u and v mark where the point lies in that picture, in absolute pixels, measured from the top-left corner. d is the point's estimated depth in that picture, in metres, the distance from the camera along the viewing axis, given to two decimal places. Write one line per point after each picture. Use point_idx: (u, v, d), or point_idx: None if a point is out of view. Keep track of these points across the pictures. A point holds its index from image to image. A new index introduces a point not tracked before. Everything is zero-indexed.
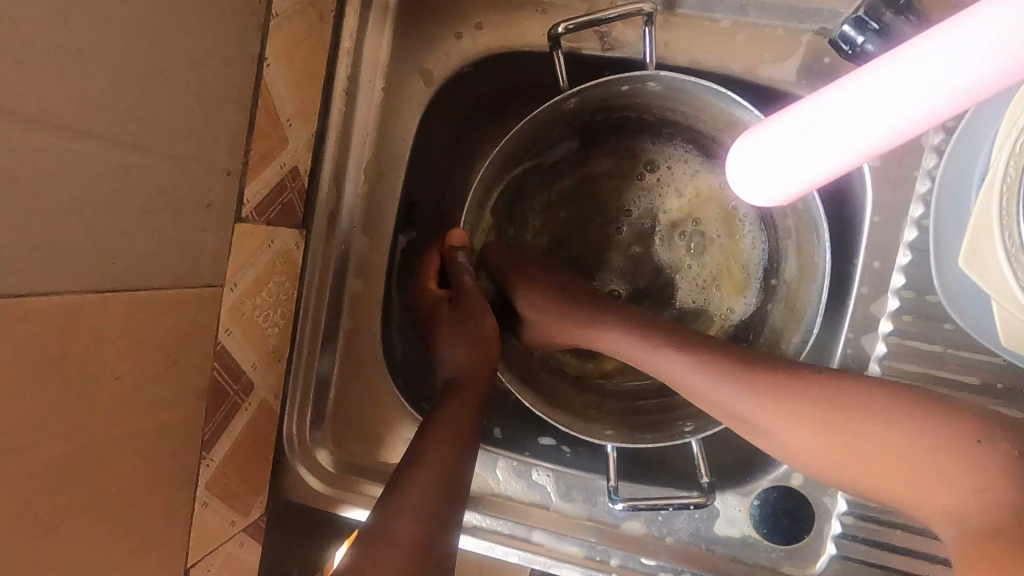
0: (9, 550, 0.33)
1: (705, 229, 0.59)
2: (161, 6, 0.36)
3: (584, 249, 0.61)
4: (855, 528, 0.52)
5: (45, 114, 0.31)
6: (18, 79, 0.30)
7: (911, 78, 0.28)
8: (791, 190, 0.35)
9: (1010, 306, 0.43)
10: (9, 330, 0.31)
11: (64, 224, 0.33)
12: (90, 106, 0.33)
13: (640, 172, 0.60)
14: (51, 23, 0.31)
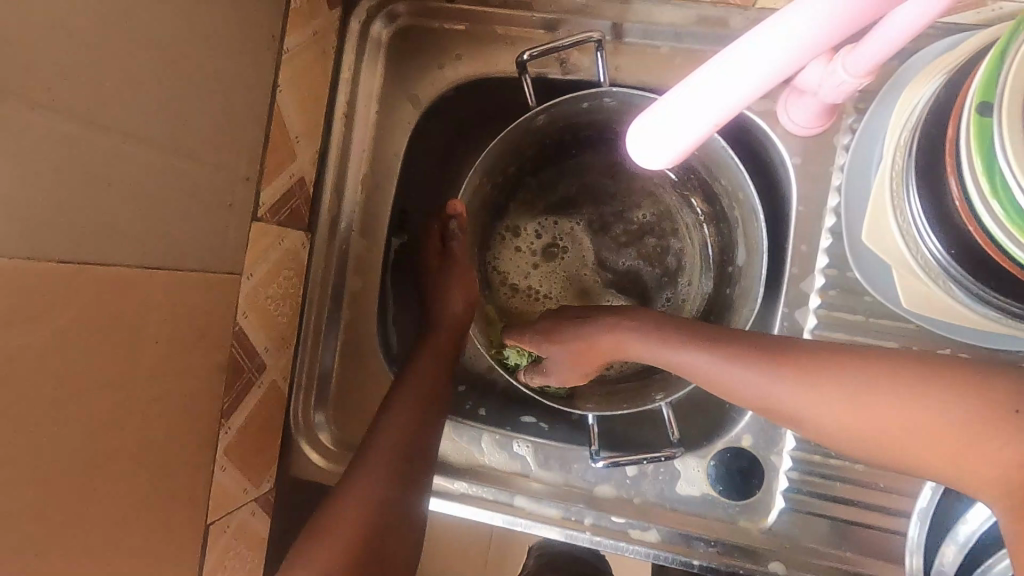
0: (70, 481, 0.40)
1: (666, 226, 0.68)
2: (201, 42, 0.45)
3: (559, 253, 0.70)
4: (800, 482, 0.58)
5: (112, 124, 0.40)
6: (95, 97, 0.38)
7: (770, 43, 0.29)
8: (683, 146, 0.35)
9: (909, 276, 0.51)
10: (80, 294, 0.38)
11: (123, 212, 0.41)
12: (145, 120, 0.42)
13: (608, 182, 0.69)
14: (119, 54, 0.40)
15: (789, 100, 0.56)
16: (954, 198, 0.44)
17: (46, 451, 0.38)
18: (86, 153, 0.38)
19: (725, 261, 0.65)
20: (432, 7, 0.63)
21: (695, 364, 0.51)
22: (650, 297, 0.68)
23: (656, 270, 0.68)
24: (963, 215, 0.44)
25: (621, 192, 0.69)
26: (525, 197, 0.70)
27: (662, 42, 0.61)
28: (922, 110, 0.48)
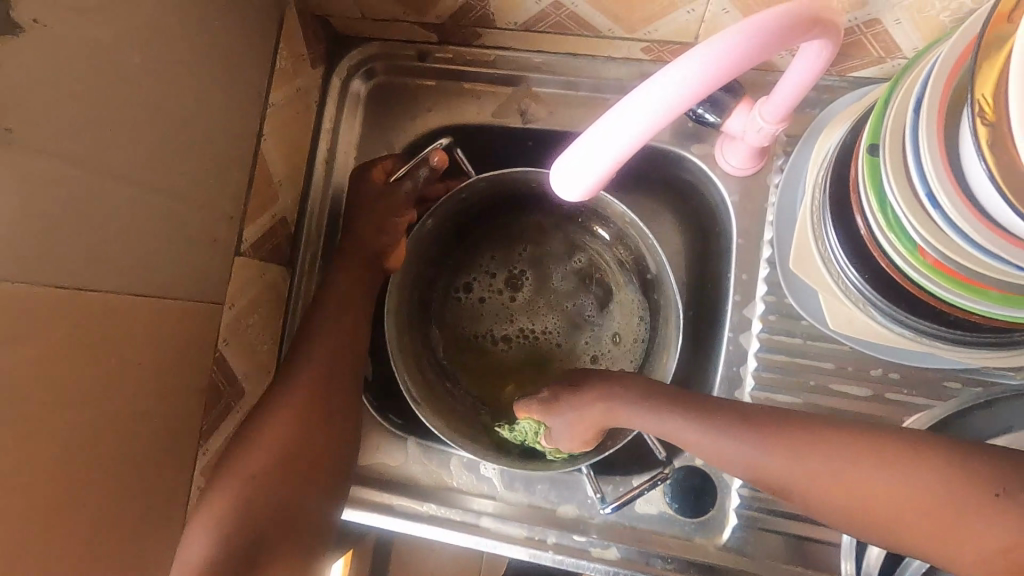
0: (63, 495, 0.43)
1: (594, 287, 0.71)
2: (197, 98, 0.51)
3: (512, 321, 0.71)
4: (751, 499, 0.61)
5: (121, 169, 0.45)
6: (110, 144, 0.43)
7: (672, 81, 0.34)
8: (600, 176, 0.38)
9: (835, 298, 0.55)
10: (82, 318, 0.42)
11: (121, 246, 0.46)
12: (147, 164, 0.47)
13: (517, 222, 0.72)
14: (132, 108, 0.45)
15: (724, 145, 0.62)
16: (861, 231, 0.50)
17: (49, 464, 0.41)
18: (96, 194, 0.43)
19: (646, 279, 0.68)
20: (405, 66, 0.70)
21: (680, 434, 0.53)
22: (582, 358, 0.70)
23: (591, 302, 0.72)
24: (869, 246, 0.50)
25: (532, 229, 0.72)
26: (465, 268, 0.72)
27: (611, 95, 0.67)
28: (834, 153, 0.55)
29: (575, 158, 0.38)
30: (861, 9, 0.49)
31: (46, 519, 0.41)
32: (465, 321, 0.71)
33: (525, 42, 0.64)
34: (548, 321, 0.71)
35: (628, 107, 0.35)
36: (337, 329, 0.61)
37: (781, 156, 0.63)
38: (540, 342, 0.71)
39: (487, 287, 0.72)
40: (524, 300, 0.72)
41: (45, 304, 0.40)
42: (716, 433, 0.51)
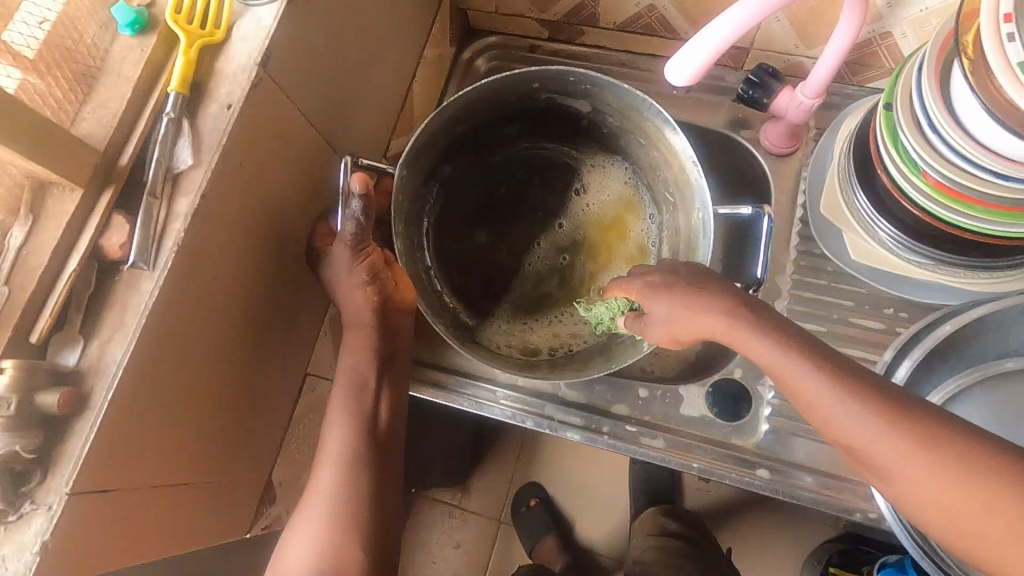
0: (251, 271, 0.55)
1: (591, 191, 0.81)
2: (393, 29, 0.69)
3: (563, 272, 0.79)
4: (782, 408, 0.71)
5: (348, 56, 0.61)
6: (350, 36, 0.60)
7: (738, 12, 0.50)
8: (694, 72, 0.55)
9: (856, 236, 0.70)
10: (301, 146, 0.57)
11: (334, 111, 0.61)
12: (359, 60, 0.64)
13: (484, 185, 0.81)
14: (365, 17, 0.62)
15: (768, 128, 0.78)
16: (885, 184, 0.65)
17: (254, 242, 0.54)
18: (334, 66, 0.59)
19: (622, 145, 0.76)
20: (518, 55, 0.88)
21: (814, 389, 0.48)
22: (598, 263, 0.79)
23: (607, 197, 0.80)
24: (894, 195, 0.65)
25: (506, 182, 0.82)
26: (482, 261, 0.80)
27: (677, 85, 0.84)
28: (853, 132, 0.71)
29: (679, 58, 0.55)
30: (877, 22, 0.67)
31: (239, 281, 0.54)
32: (509, 285, 0.80)
33: (619, 40, 0.83)
34: (590, 241, 0.80)
35: (711, 28, 0.51)
36: (359, 358, 0.63)
37: (811, 143, 0.79)
38: (594, 268, 0.79)
39: (507, 260, 0.80)
40: (563, 258, 0.80)
41: (293, 121, 0.55)
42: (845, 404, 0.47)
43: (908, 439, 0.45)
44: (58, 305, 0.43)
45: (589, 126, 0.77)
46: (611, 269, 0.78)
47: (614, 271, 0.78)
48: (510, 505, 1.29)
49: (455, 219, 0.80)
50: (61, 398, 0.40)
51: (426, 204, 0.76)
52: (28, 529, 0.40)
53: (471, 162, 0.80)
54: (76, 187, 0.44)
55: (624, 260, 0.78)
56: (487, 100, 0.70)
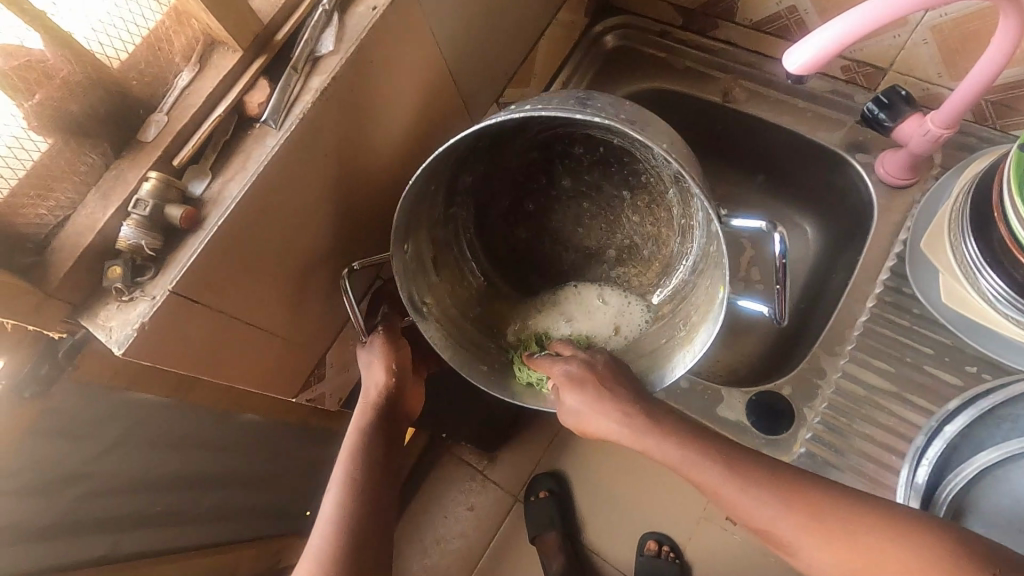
0: (356, 164, 0.62)
1: (633, 166, 0.73)
2: None
3: (612, 256, 0.79)
4: (823, 436, 0.69)
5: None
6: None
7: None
8: (817, 56, 0.52)
9: (951, 276, 0.66)
10: (426, 65, 0.63)
11: (461, 42, 0.66)
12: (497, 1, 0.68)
13: (516, 175, 0.76)
14: None
15: (886, 155, 0.75)
16: (1003, 237, 0.58)
17: (364, 139, 0.61)
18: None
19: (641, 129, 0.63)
20: (646, 37, 0.89)
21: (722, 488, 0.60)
22: (641, 249, 0.78)
23: (647, 177, 0.73)
24: (1011, 249, 0.58)
25: (534, 166, 0.76)
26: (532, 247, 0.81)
27: (791, 78, 0.81)
28: (978, 173, 0.65)
29: (801, 45, 0.53)
30: None
31: (343, 168, 0.60)
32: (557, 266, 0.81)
33: (750, 39, 0.82)
34: (634, 221, 0.77)
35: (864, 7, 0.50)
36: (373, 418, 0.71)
37: (931, 180, 0.75)
38: (641, 249, 0.77)
39: (559, 253, 0.81)
40: (611, 248, 0.79)
41: (424, 40, 0.60)
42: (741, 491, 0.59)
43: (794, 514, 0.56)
44: (199, 141, 0.50)
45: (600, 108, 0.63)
46: (659, 247, 0.76)
47: (661, 248, 0.76)
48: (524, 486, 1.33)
49: (496, 215, 0.78)
50: (184, 213, 0.48)
51: (457, 219, 0.75)
52: (134, 310, 0.48)
53: (491, 164, 0.74)
54: (237, 49, 0.51)
55: (665, 247, 0.76)
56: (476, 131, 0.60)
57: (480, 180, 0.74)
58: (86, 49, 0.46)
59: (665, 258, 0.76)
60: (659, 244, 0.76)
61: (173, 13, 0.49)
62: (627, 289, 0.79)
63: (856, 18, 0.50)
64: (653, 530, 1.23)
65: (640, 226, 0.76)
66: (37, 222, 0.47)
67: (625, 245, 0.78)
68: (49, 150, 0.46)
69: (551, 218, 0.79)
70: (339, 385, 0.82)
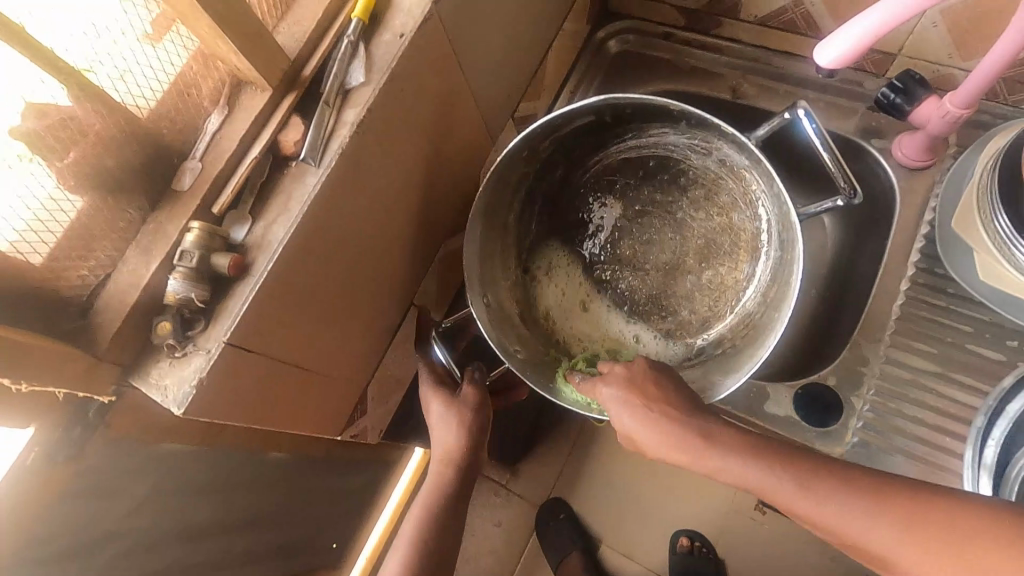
0: (392, 194, 0.61)
1: (690, 167, 0.76)
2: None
3: (693, 261, 0.76)
4: (873, 423, 0.69)
5: (503, 12, 0.65)
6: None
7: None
8: (845, 51, 0.54)
9: (984, 252, 0.66)
10: (451, 88, 0.62)
11: (481, 62, 0.66)
12: (511, 19, 0.68)
13: (571, 218, 0.80)
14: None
15: (903, 139, 0.76)
16: None
17: (399, 168, 0.60)
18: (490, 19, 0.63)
19: (673, 121, 0.71)
20: (649, 40, 0.89)
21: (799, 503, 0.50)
22: (716, 249, 0.76)
23: (705, 177, 0.76)
24: None
25: (589, 205, 0.80)
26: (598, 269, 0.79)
27: (822, 73, 0.80)
28: (1002, 148, 0.64)
29: (832, 42, 0.54)
30: None
31: (380, 198, 0.59)
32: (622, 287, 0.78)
33: (755, 35, 0.82)
34: (704, 220, 0.76)
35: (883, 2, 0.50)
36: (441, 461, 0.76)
37: (949, 160, 0.76)
38: (718, 248, 0.76)
39: (638, 280, 0.78)
40: (689, 254, 0.76)
41: (448, 62, 0.59)
42: (812, 495, 0.49)
43: (887, 518, 0.46)
44: (238, 185, 0.49)
45: (630, 115, 0.72)
46: (738, 238, 0.75)
47: (740, 242, 0.75)
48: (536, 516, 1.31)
49: (557, 238, 0.80)
50: (232, 261, 0.47)
51: (523, 239, 0.79)
52: (189, 365, 0.47)
53: (551, 187, 0.79)
54: (267, 88, 0.50)
55: (741, 246, 0.75)
56: (530, 138, 0.68)
57: (543, 202, 0.79)
58: (117, 101, 0.44)
59: (743, 251, 0.75)
60: (732, 237, 0.75)
61: (200, 57, 0.48)
62: (698, 302, 0.76)
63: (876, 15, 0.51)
64: (684, 528, 1.23)
65: (707, 225, 0.76)
66: (79, 283, 0.46)
67: (700, 244, 0.76)
68: (85, 208, 0.45)
69: (617, 241, 0.79)
70: (378, 417, 0.81)
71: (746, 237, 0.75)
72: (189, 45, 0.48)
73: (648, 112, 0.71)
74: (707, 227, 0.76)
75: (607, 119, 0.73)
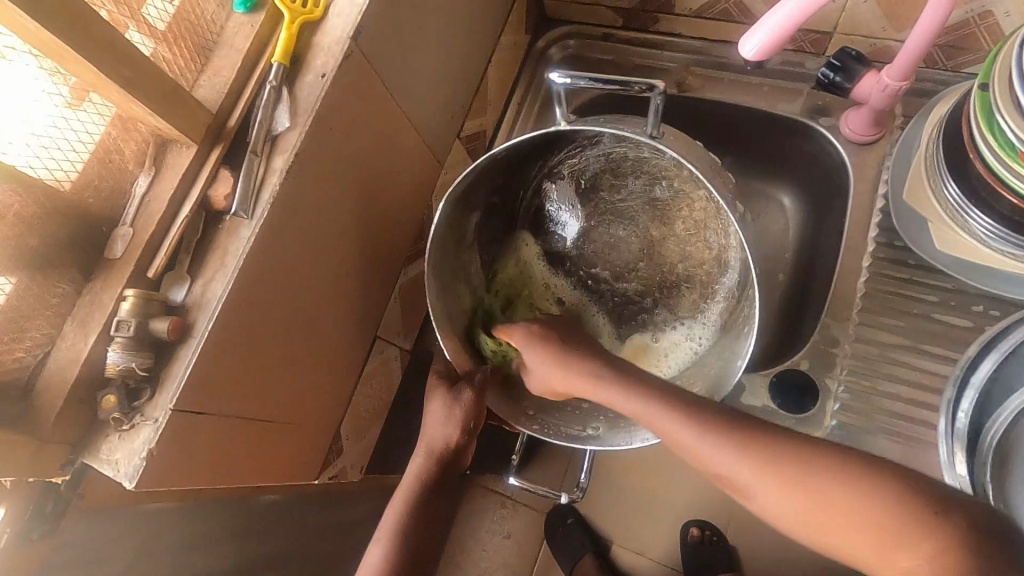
0: (338, 232, 0.60)
1: (591, 169, 0.75)
2: (471, 15, 0.72)
3: (655, 225, 0.76)
4: (847, 403, 0.70)
5: (428, 38, 0.65)
6: (430, 22, 0.64)
7: None
8: (765, 39, 0.54)
9: (938, 222, 0.66)
10: (385, 121, 0.62)
11: (414, 90, 0.66)
12: (438, 43, 0.67)
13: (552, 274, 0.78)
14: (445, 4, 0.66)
15: (848, 115, 0.76)
16: (979, 171, 0.58)
17: (342, 206, 0.59)
18: (416, 47, 0.63)
19: (534, 149, 0.70)
20: (589, 43, 0.88)
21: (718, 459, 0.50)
22: (657, 198, 0.75)
23: (609, 161, 0.74)
24: (991, 182, 0.57)
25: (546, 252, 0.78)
26: (605, 274, 0.77)
27: (749, 63, 0.81)
28: (945, 115, 0.64)
29: (753, 33, 0.54)
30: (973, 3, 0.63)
31: (327, 239, 0.59)
32: (631, 275, 0.77)
33: (692, 26, 0.81)
34: (632, 190, 0.76)
35: None
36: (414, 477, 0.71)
37: (896, 131, 0.76)
38: (664, 200, 0.75)
39: (638, 277, 0.76)
40: (652, 222, 0.76)
41: (378, 93, 0.59)
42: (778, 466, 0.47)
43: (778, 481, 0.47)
44: (171, 247, 0.49)
45: (504, 179, 0.72)
46: (674, 184, 0.73)
47: (678, 183, 0.73)
48: (544, 523, 1.30)
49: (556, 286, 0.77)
50: (171, 325, 0.46)
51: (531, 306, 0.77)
52: (139, 437, 0.46)
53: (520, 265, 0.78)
54: (191, 145, 0.49)
55: (684, 186, 0.73)
56: (450, 255, 0.68)
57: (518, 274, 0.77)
58: (34, 178, 0.44)
59: (685, 187, 0.73)
60: (666, 183, 0.73)
61: (117, 121, 0.47)
62: (699, 255, 0.74)
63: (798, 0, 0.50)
64: (693, 518, 1.22)
65: (644, 187, 0.75)
66: (17, 366, 0.45)
67: (648, 201, 0.75)
68: (15, 289, 0.44)
69: (602, 256, 0.77)
70: (359, 454, 0.79)
71: (673, 174, 0.72)
72: (106, 111, 0.47)
73: (509, 168, 0.70)
74: (644, 190, 0.75)
75: (496, 196, 0.72)
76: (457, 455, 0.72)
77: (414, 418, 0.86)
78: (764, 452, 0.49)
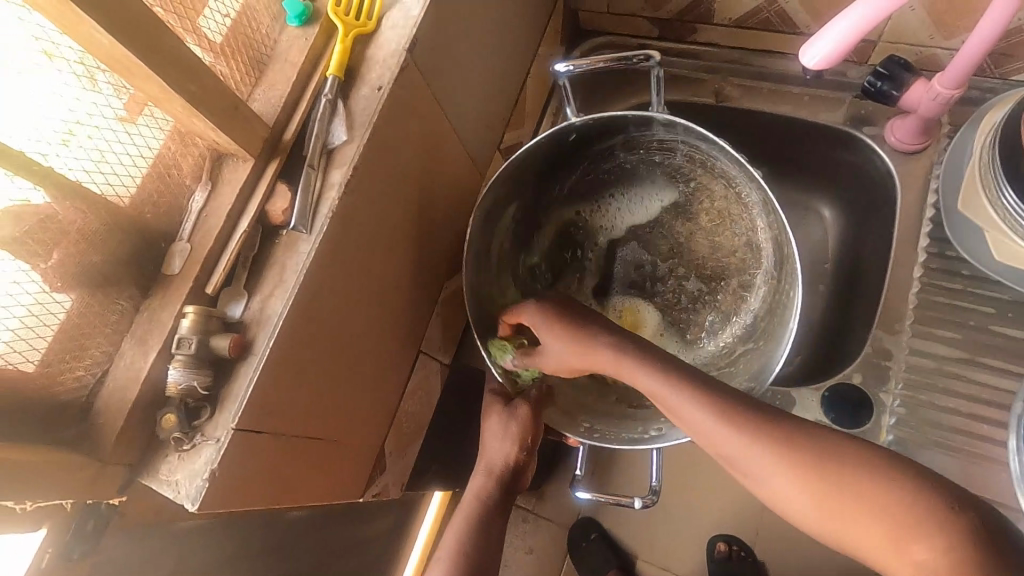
0: (388, 246, 0.59)
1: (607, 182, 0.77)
2: (513, 28, 0.72)
3: (680, 223, 0.76)
4: (903, 418, 0.68)
5: (474, 51, 0.65)
6: (477, 35, 0.64)
7: None
8: (828, 49, 0.54)
9: (994, 231, 0.64)
10: (434, 134, 0.61)
11: (460, 102, 0.65)
12: (483, 57, 0.67)
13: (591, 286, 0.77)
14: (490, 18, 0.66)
15: (895, 124, 0.75)
16: None
17: (392, 220, 0.59)
18: (464, 60, 0.63)
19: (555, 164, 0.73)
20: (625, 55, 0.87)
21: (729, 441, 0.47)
22: (678, 198, 0.76)
23: (625, 170, 0.76)
24: None
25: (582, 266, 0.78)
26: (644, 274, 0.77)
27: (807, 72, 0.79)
28: (999, 122, 0.63)
29: (815, 43, 0.54)
30: None
31: (378, 254, 0.58)
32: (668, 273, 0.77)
33: (731, 37, 0.80)
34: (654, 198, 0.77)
35: None
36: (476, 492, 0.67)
37: (944, 140, 0.75)
38: (683, 200, 0.76)
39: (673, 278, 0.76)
40: (677, 224, 0.77)
41: (428, 106, 0.58)
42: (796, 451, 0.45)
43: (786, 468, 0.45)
44: (229, 262, 0.48)
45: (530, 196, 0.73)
46: (690, 182, 0.75)
47: (695, 181, 0.75)
48: (568, 538, 1.27)
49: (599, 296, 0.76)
50: (231, 342, 0.45)
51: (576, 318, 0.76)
52: (199, 457, 0.46)
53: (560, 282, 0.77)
54: (249, 159, 0.49)
55: (701, 181, 0.74)
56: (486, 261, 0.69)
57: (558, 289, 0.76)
58: (97, 193, 0.43)
59: (702, 182, 0.74)
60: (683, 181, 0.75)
61: (176, 135, 0.47)
62: (728, 249, 0.75)
63: (858, 13, 0.50)
64: (720, 533, 1.19)
65: (664, 190, 0.76)
66: (77, 384, 0.44)
67: (670, 201, 0.76)
68: (75, 306, 0.43)
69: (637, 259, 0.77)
70: (400, 471, 0.78)
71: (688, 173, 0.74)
72: (165, 124, 0.46)
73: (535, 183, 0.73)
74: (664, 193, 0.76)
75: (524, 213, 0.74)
76: (519, 475, 0.69)
77: (452, 434, 0.85)
78: (799, 457, 0.44)
